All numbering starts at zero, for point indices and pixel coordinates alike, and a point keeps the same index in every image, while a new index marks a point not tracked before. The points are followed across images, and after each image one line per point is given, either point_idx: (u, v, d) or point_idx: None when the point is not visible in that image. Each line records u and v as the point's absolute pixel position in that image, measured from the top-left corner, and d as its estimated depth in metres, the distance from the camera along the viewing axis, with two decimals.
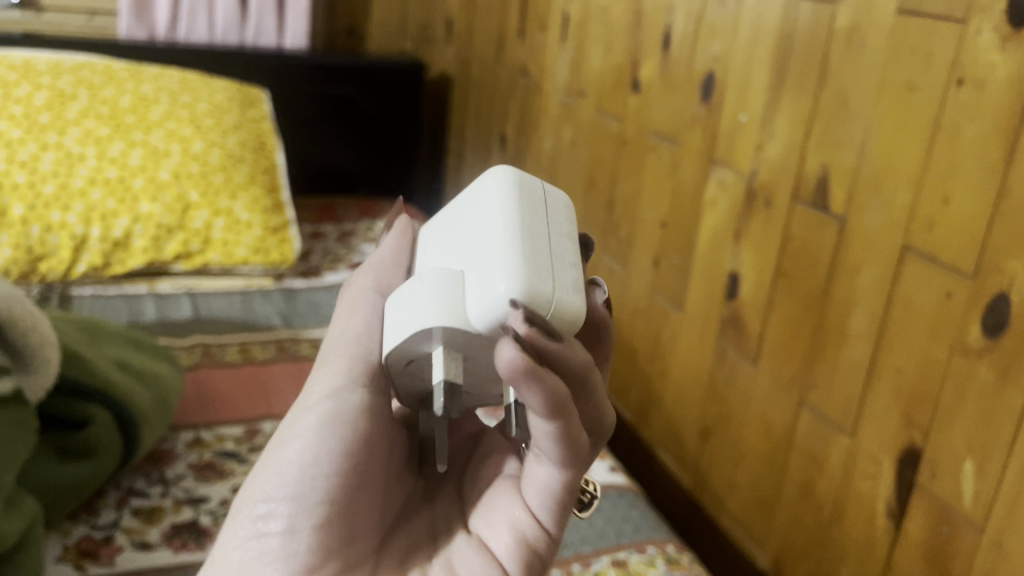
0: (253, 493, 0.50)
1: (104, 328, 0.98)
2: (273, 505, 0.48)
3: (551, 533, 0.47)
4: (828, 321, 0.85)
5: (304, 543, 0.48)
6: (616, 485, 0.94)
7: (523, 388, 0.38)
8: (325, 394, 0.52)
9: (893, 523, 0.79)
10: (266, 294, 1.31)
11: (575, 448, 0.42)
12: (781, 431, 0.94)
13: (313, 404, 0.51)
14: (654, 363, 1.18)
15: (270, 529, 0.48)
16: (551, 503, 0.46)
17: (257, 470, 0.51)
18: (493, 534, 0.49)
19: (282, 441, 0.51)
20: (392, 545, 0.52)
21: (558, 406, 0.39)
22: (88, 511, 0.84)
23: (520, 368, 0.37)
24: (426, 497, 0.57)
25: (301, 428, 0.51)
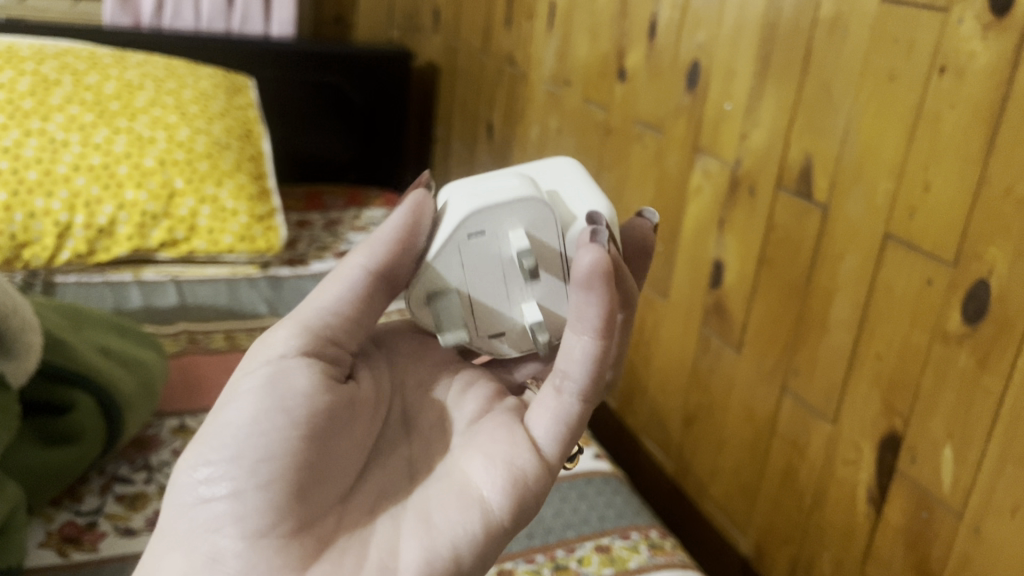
0: (192, 460, 0.50)
1: (89, 314, 0.98)
2: (214, 470, 0.48)
3: (547, 465, 0.52)
4: (811, 308, 0.86)
5: (249, 504, 0.47)
6: (600, 471, 0.94)
7: (595, 289, 0.46)
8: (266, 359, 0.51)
9: (873, 508, 0.80)
10: (252, 283, 1.31)
11: (601, 377, 0.50)
12: (764, 418, 0.94)
13: (254, 370, 0.51)
14: (639, 352, 1.18)
15: (213, 493, 0.48)
16: (560, 430, 0.52)
17: (197, 437, 0.51)
18: (489, 465, 0.51)
19: (222, 405, 0.50)
20: (361, 493, 0.53)
21: (610, 327, 0.48)
22: (71, 498, 0.84)
23: (599, 269, 0.46)
24: (405, 429, 0.57)
25: (239, 392, 0.50)
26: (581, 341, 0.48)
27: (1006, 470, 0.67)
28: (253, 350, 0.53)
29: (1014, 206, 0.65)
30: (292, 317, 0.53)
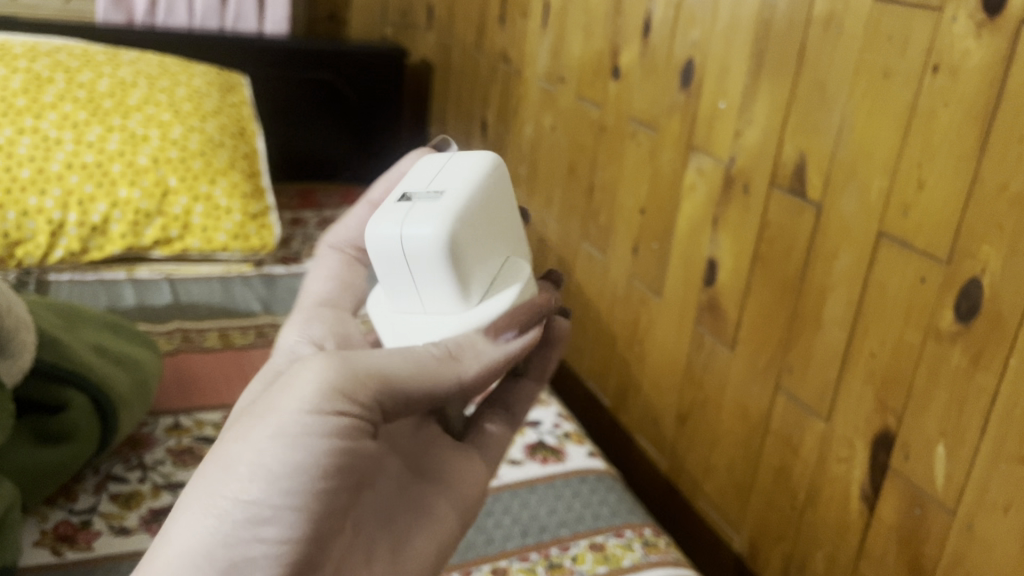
0: (233, 498, 0.46)
1: (83, 313, 0.98)
2: (265, 521, 0.45)
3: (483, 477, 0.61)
4: (805, 306, 0.86)
5: (298, 555, 0.46)
6: (594, 469, 0.94)
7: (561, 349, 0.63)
8: (336, 403, 0.46)
9: (866, 505, 0.80)
10: (246, 281, 1.31)
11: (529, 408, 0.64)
12: (757, 415, 0.95)
13: (323, 414, 0.46)
14: (632, 349, 1.18)
15: (261, 536, 0.46)
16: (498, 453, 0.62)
17: (235, 466, 0.46)
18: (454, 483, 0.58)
19: (282, 444, 0.46)
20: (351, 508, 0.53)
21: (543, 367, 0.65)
22: (65, 497, 0.84)
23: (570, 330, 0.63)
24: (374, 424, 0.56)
25: (302, 445, 0.46)
26: (534, 383, 0.63)
27: (999, 467, 0.67)
28: (311, 381, 0.47)
29: (1008, 205, 0.65)
30: (366, 364, 0.48)
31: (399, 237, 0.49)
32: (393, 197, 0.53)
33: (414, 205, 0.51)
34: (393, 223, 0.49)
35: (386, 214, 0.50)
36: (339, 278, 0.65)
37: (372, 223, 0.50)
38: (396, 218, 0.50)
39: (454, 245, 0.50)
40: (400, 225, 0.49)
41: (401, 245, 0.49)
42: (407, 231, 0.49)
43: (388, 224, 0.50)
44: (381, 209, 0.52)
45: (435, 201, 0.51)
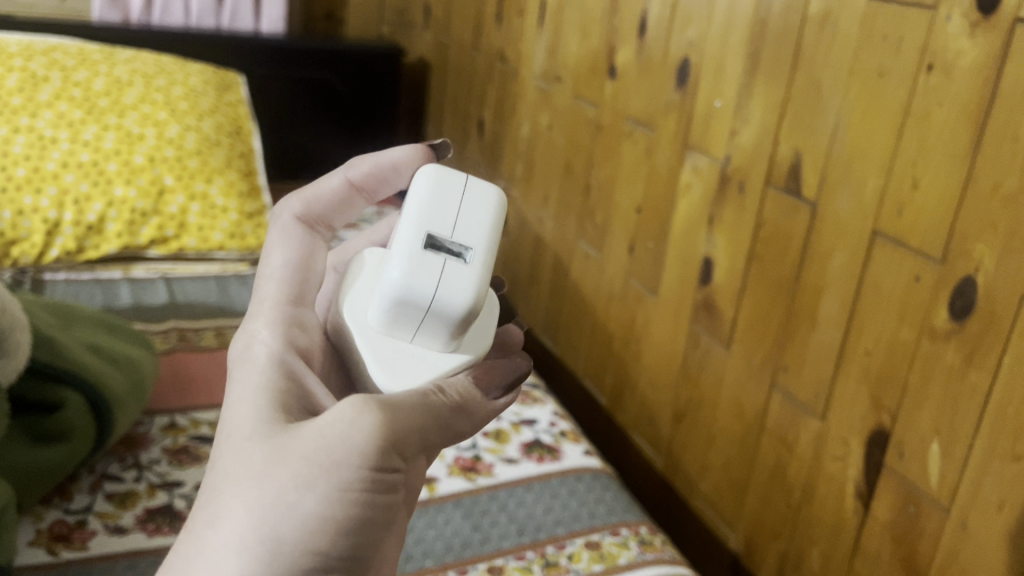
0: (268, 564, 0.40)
1: (78, 313, 0.98)
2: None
3: None
4: (800, 304, 0.86)
5: None
6: (590, 468, 0.94)
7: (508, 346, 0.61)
8: (387, 450, 0.42)
9: (861, 503, 0.81)
10: (242, 280, 1.31)
11: None
12: (753, 413, 0.95)
13: (378, 460, 0.42)
14: (628, 348, 1.18)
15: None
16: None
17: (268, 528, 0.40)
18: None
19: (332, 494, 0.41)
20: None
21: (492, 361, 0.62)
22: (61, 496, 0.84)
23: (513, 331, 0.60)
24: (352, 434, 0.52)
25: (345, 500, 0.41)
26: None
27: (993, 464, 0.67)
28: (346, 430, 0.42)
29: (1001, 204, 0.65)
30: (400, 411, 0.44)
31: (433, 301, 0.46)
32: (416, 232, 0.46)
33: (448, 260, 0.46)
34: (433, 286, 0.45)
35: (417, 267, 0.46)
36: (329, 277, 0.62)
37: (399, 277, 0.45)
38: (433, 280, 0.45)
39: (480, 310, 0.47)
40: (436, 286, 0.45)
41: (430, 307, 0.46)
42: (444, 297, 0.45)
43: (424, 284, 0.45)
44: (408, 253, 0.46)
45: (469, 261, 0.46)
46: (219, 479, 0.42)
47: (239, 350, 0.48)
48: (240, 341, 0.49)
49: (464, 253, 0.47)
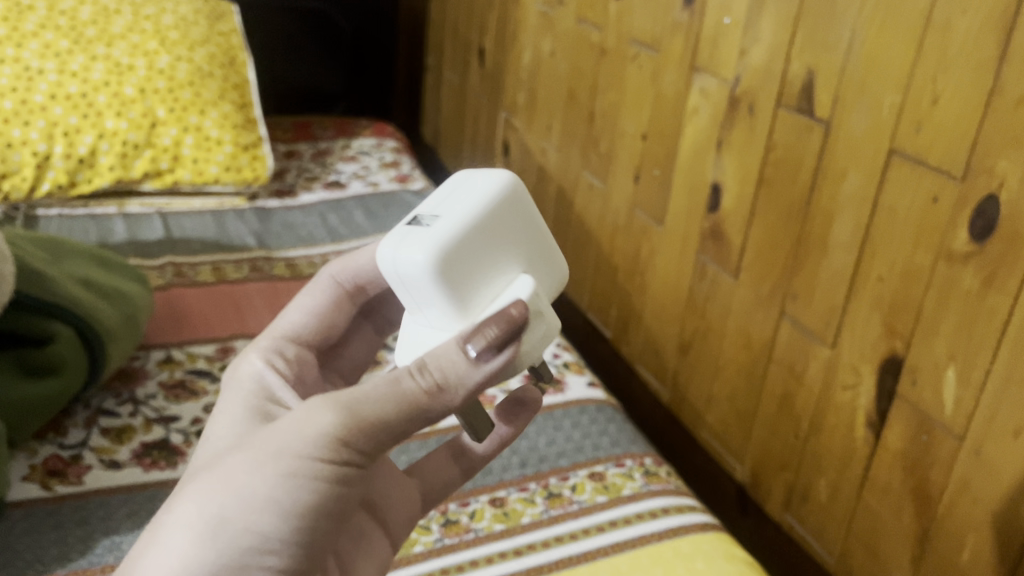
0: (219, 526, 0.42)
1: (67, 246, 0.95)
2: (253, 550, 0.42)
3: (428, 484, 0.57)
4: (811, 230, 0.83)
5: None
6: (594, 399, 0.93)
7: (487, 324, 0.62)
8: (337, 443, 0.42)
9: (872, 432, 0.78)
10: (239, 214, 1.29)
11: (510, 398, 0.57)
12: (760, 344, 0.92)
13: (332, 456, 0.42)
14: (634, 280, 1.16)
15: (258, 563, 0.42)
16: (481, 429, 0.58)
17: (225, 497, 0.42)
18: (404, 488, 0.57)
19: (287, 473, 0.42)
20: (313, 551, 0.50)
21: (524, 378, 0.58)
22: (55, 430, 0.83)
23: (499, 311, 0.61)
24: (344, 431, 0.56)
25: (295, 486, 0.42)
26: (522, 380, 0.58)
27: (1011, 390, 0.65)
28: (300, 424, 0.43)
29: None
30: (363, 386, 0.44)
31: (400, 274, 0.45)
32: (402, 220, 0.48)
33: (410, 223, 0.46)
34: (389, 251, 0.45)
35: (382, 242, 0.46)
36: (320, 315, 0.62)
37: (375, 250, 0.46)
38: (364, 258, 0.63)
39: (456, 265, 0.45)
40: (395, 248, 0.45)
41: (396, 277, 0.45)
42: (408, 268, 0.44)
43: (385, 246, 0.45)
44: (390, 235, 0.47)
45: (431, 224, 0.46)
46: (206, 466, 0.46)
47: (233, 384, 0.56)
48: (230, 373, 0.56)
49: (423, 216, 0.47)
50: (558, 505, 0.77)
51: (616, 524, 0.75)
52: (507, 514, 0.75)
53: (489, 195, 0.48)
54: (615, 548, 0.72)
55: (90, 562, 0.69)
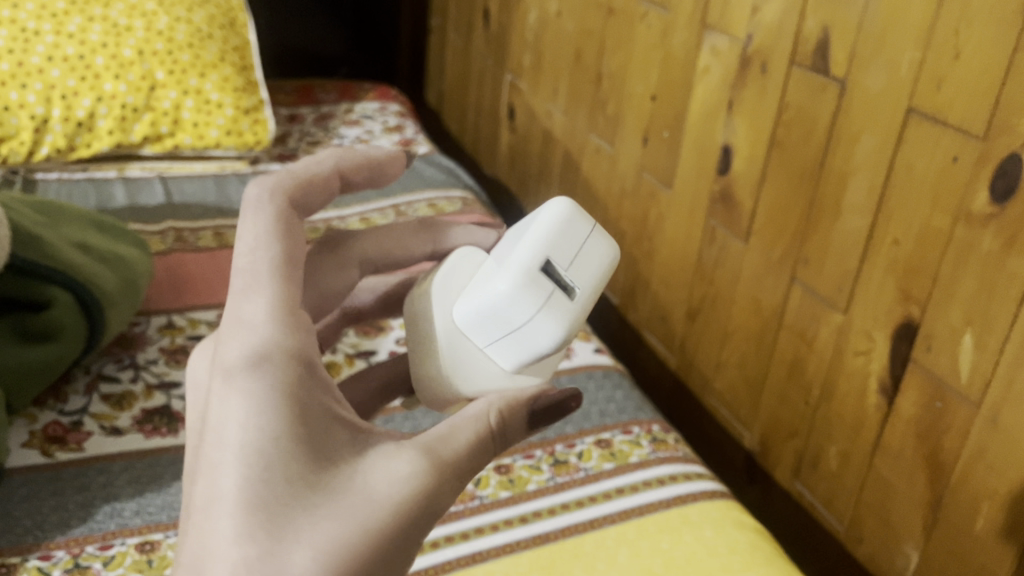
0: None
1: (65, 209, 0.93)
2: None
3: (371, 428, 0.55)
4: (823, 192, 0.81)
5: None
6: (601, 365, 0.91)
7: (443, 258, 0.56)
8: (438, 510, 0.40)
9: (884, 399, 0.77)
10: (241, 179, 1.27)
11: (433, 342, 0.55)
12: (771, 309, 0.91)
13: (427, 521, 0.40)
14: (641, 245, 1.14)
15: None
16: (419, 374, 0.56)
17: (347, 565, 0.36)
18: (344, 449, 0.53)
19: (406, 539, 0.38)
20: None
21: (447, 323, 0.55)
22: (55, 397, 0.82)
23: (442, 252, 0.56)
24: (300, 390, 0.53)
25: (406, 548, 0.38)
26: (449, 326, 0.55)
27: None
28: (408, 474, 0.39)
29: None
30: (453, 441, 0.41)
31: (518, 329, 0.48)
32: (533, 255, 0.47)
33: (556, 289, 0.47)
34: (531, 310, 0.47)
35: (519, 295, 0.46)
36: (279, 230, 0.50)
37: (505, 291, 0.47)
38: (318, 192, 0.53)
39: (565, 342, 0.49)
40: (535, 318, 0.47)
41: (503, 321, 0.48)
42: (531, 337, 0.48)
43: (528, 307, 0.47)
44: (525, 270, 0.47)
45: (573, 299, 0.48)
46: (271, 482, 0.36)
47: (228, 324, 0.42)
48: (232, 307, 0.42)
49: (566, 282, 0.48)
50: (564, 473, 0.76)
51: (623, 491, 0.74)
52: (513, 481, 0.74)
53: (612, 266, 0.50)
54: (622, 516, 0.71)
55: (91, 528, 0.68)
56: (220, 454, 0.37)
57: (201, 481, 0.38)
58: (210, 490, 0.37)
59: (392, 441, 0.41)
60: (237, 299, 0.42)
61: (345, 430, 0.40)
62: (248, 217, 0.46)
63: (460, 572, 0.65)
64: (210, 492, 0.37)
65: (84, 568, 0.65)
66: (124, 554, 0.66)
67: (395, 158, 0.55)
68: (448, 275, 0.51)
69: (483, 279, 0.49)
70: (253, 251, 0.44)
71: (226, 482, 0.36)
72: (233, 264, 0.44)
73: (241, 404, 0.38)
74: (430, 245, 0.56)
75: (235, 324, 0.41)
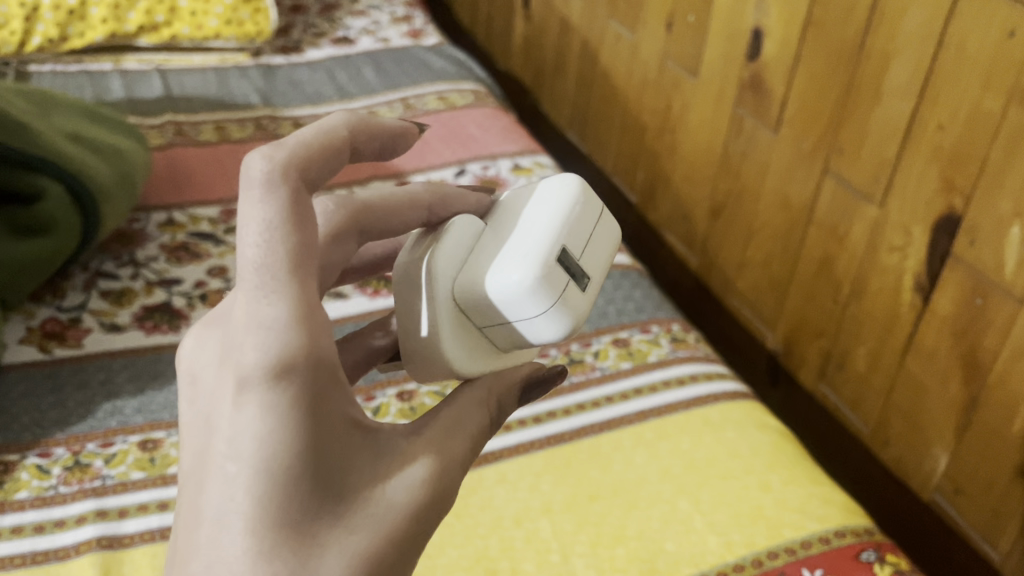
0: None
1: (55, 98, 0.88)
2: None
3: None
4: (862, 77, 0.75)
5: None
6: (619, 264, 0.87)
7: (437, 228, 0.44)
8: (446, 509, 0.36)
9: (920, 296, 0.73)
10: (243, 71, 1.21)
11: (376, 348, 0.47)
12: (799, 205, 0.86)
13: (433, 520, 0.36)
14: (663, 140, 1.08)
15: None
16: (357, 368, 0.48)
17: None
18: None
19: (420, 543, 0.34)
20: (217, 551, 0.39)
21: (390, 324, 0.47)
22: (52, 293, 0.79)
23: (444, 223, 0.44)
24: None
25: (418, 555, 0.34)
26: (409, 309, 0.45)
27: None
28: (423, 478, 0.34)
29: None
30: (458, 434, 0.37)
31: (523, 321, 0.41)
32: (551, 244, 0.41)
33: (570, 284, 0.41)
34: (541, 308, 0.41)
35: (541, 285, 0.40)
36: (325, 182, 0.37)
37: (525, 281, 0.40)
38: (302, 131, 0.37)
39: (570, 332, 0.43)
40: (547, 311, 0.41)
41: (508, 312, 0.41)
42: (536, 329, 0.42)
43: (537, 305, 0.41)
44: (542, 265, 0.40)
45: (583, 291, 0.42)
46: (295, 499, 0.31)
47: (237, 314, 0.33)
48: (244, 301, 0.32)
49: (580, 278, 0.42)
50: (580, 372, 0.73)
51: (642, 391, 0.71)
52: None
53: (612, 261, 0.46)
54: (640, 417, 0.68)
55: (91, 426, 0.66)
56: (238, 468, 0.31)
57: (209, 492, 0.31)
58: (223, 506, 0.31)
59: (400, 440, 0.36)
60: (250, 293, 0.32)
61: (359, 430, 0.34)
62: (253, 191, 0.33)
63: (472, 472, 0.62)
64: (223, 508, 0.31)
65: (84, 466, 0.63)
66: (125, 453, 0.64)
67: (404, 128, 0.42)
68: (450, 244, 0.43)
69: (488, 262, 0.42)
70: (266, 238, 0.32)
71: (247, 504, 0.30)
72: (236, 249, 0.33)
73: (259, 413, 0.31)
74: (425, 213, 0.43)
75: (250, 321, 0.32)
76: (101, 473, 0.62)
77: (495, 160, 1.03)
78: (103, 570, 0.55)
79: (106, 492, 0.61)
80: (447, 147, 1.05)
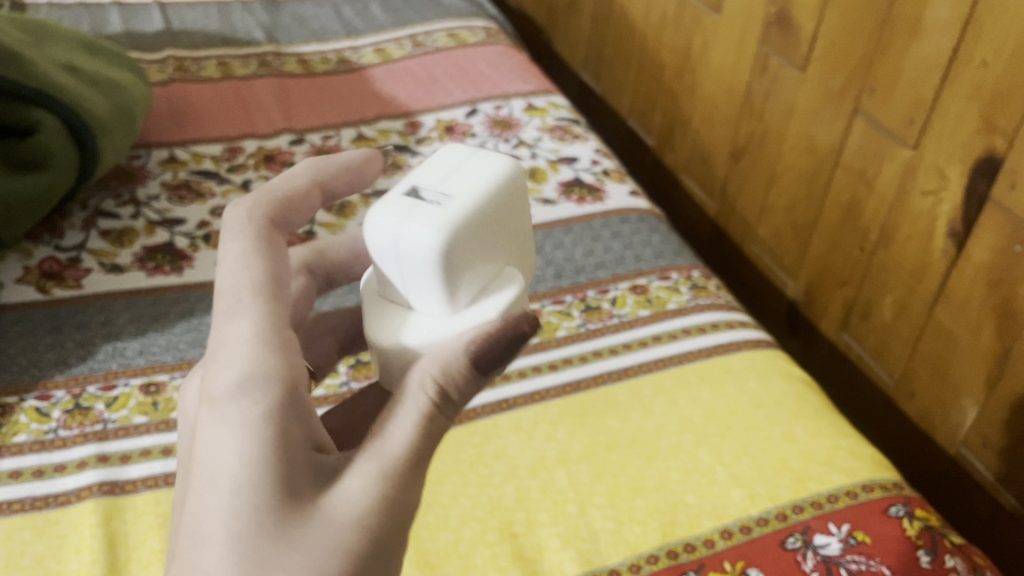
0: None
1: (50, 27, 0.84)
2: None
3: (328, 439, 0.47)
4: (898, 11, 0.71)
5: None
6: (637, 208, 0.84)
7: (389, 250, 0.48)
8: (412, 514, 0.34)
9: (954, 243, 0.70)
10: (246, 5, 1.17)
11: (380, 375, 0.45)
12: (826, 148, 0.82)
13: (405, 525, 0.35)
14: (683, 80, 1.04)
15: None
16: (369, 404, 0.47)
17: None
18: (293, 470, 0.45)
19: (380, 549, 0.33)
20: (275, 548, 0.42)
21: None
22: (51, 233, 0.76)
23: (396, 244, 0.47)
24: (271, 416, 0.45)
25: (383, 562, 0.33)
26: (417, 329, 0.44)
27: None
28: (363, 490, 0.33)
29: None
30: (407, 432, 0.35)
31: (393, 257, 0.35)
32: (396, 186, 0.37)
33: (420, 201, 0.35)
34: (389, 223, 0.35)
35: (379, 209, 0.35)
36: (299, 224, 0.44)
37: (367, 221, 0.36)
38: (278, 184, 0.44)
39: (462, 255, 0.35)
40: (398, 226, 0.35)
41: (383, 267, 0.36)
42: (407, 253, 0.35)
43: (385, 223, 0.35)
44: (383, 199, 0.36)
45: (443, 206, 0.35)
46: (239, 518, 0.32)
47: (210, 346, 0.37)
48: (214, 334, 0.37)
49: (441, 197, 0.36)
50: (597, 319, 0.70)
51: (661, 339, 0.68)
52: (541, 328, 0.69)
53: (506, 187, 0.38)
54: (659, 365, 0.66)
55: (91, 368, 0.64)
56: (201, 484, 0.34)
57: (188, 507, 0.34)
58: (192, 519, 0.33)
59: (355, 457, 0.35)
60: (219, 326, 0.37)
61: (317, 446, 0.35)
62: (234, 236, 0.41)
63: (486, 420, 0.60)
64: (193, 521, 0.33)
65: (85, 409, 0.61)
66: (127, 396, 0.62)
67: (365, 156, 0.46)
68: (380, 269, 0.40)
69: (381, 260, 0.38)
70: (237, 273, 0.39)
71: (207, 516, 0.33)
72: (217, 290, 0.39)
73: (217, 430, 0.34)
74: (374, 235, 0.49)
75: (217, 349, 0.37)
76: (102, 417, 0.60)
77: (508, 99, 0.99)
78: (104, 518, 0.53)
79: (107, 436, 0.59)
80: (457, 87, 1.01)
